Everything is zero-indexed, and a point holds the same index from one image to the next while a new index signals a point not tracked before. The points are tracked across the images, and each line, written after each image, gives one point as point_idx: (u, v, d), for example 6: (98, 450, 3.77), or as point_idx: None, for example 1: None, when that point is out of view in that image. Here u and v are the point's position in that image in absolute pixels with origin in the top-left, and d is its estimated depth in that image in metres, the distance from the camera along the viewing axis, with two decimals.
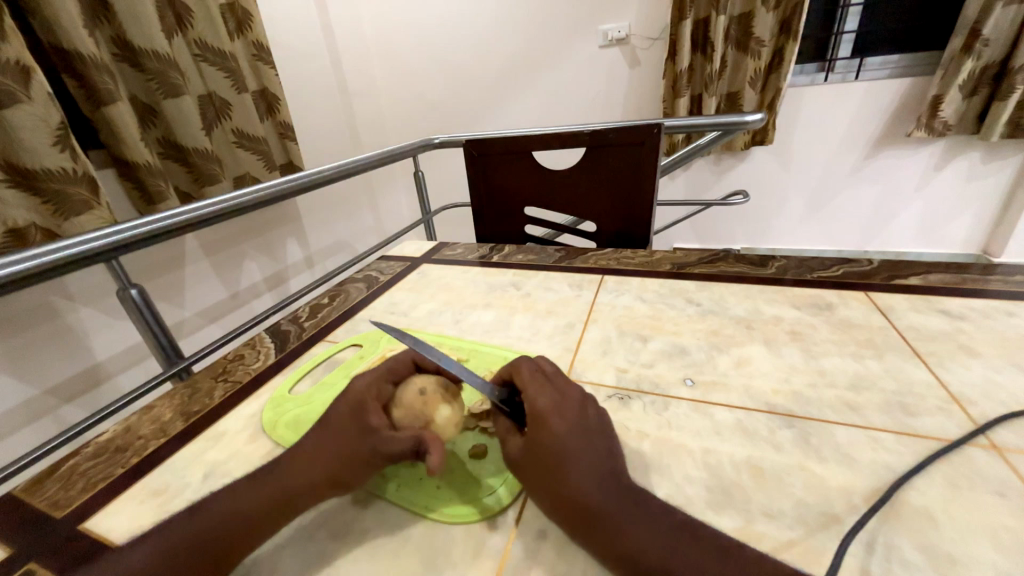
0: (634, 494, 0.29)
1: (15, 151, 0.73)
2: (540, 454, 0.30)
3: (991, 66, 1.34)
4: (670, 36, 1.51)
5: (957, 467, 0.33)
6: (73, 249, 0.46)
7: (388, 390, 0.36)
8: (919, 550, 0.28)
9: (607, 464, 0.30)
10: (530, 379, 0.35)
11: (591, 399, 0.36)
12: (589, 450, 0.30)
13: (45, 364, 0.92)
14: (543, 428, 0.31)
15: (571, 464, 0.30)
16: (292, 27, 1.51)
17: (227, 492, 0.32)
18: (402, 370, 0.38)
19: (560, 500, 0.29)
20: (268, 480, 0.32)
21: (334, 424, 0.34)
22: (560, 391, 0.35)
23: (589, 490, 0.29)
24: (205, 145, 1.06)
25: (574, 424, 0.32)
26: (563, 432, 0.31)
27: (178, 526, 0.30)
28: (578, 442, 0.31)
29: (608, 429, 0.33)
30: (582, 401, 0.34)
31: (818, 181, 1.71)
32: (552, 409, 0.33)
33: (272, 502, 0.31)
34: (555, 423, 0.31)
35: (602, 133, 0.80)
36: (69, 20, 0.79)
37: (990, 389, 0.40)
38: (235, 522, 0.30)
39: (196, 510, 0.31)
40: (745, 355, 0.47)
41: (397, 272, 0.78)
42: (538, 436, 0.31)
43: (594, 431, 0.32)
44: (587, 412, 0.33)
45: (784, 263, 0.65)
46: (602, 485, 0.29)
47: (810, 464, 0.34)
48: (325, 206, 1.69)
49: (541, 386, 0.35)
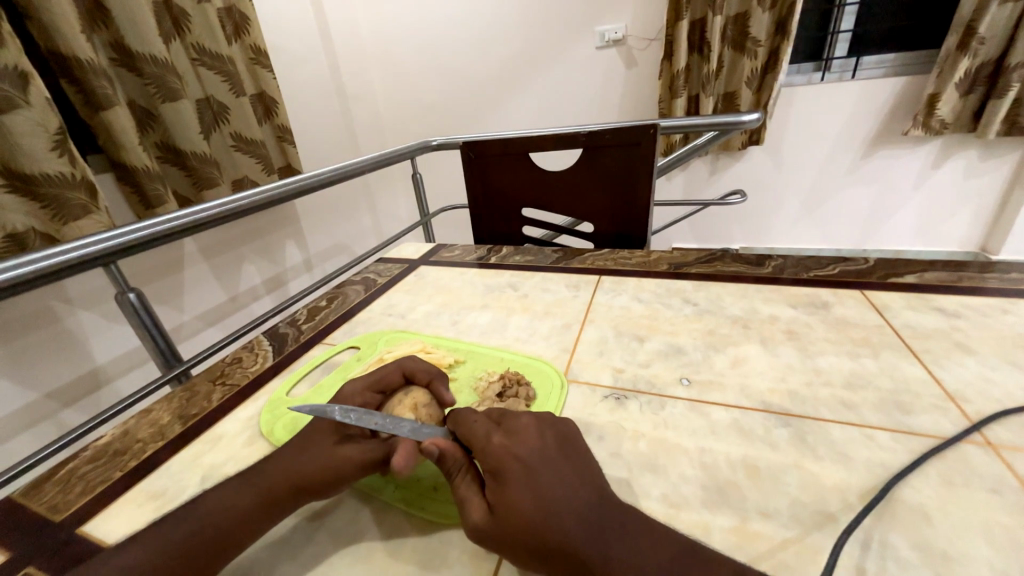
0: (618, 521, 0.28)
1: (15, 157, 0.74)
2: (509, 512, 0.28)
3: (986, 65, 1.35)
4: (667, 36, 1.52)
5: (951, 464, 0.33)
6: (71, 255, 0.46)
7: (375, 399, 0.40)
8: (914, 549, 0.28)
9: (582, 492, 0.29)
10: (475, 423, 0.34)
11: (549, 419, 0.35)
12: (558, 487, 0.29)
13: (45, 367, 0.92)
14: (508, 481, 0.29)
15: (545, 513, 0.27)
16: (290, 31, 1.51)
17: (220, 492, 0.32)
18: (391, 382, 0.41)
19: (544, 557, 0.26)
20: (261, 483, 0.33)
21: (316, 429, 0.36)
22: (511, 429, 0.33)
23: (571, 532, 0.27)
24: (203, 149, 1.06)
25: (534, 460, 0.30)
26: (528, 477, 0.29)
27: (170, 526, 0.30)
28: (547, 484, 0.29)
29: (569, 450, 0.32)
30: (538, 428, 0.33)
31: (816, 180, 1.72)
32: (513, 454, 0.31)
33: (262, 508, 0.32)
34: (516, 471, 0.30)
35: (599, 133, 0.80)
36: (67, 26, 0.80)
37: (985, 386, 0.40)
38: (228, 526, 0.30)
39: (189, 511, 0.31)
40: (741, 354, 0.47)
41: (395, 274, 0.78)
42: (502, 492, 0.29)
43: (557, 459, 0.31)
44: (544, 442, 0.32)
45: (781, 262, 0.65)
46: (581, 523, 0.27)
47: (806, 463, 0.34)
48: (324, 208, 1.69)
49: (491, 430, 0.33)
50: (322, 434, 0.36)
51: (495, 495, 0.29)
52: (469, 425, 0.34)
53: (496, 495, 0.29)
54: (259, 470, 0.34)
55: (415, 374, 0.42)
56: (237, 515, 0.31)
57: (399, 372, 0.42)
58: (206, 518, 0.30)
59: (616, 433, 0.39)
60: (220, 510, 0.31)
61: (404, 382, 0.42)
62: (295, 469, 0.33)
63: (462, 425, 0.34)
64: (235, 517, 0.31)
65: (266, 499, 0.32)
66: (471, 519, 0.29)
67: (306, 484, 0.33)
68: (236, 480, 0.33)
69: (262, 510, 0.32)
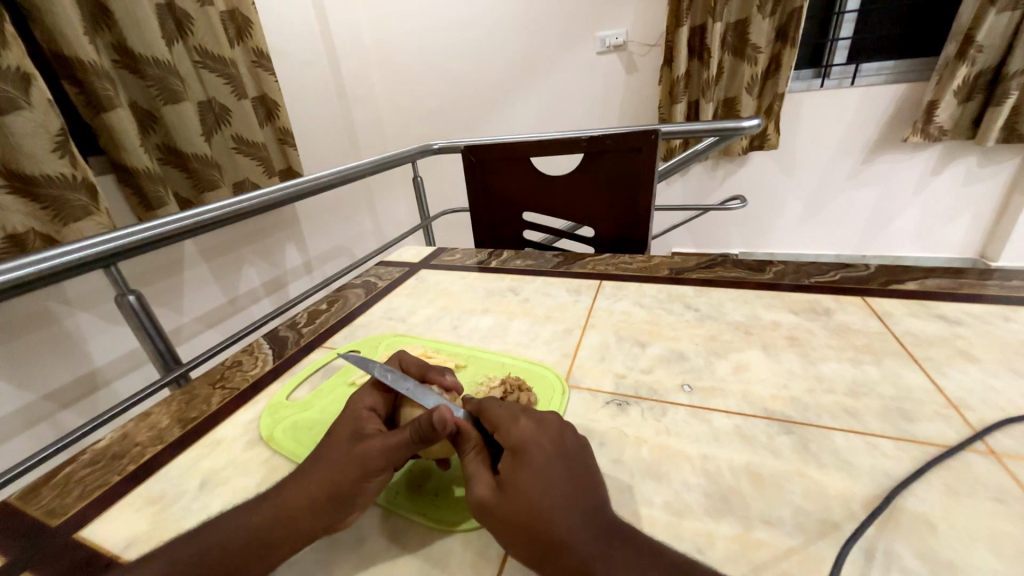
0: (620, 531, 0.28)
1: (16, 158, 0.74)
2: (518, 495, 0.28)
3: (985, 72, 1.36)
4: (668, 42, 1.53)
5: (955, 473, 0.33)
6: (75, 255, 0.46)
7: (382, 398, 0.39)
8: (920, 559, 0.28)
9: (586, 495, 0.29)
10: (501, 410, 0.34)
11: (569, 424, 0.35)
12: (568, 486, 0.29)
13: (43, 369, 0.92)
14: (524, 467, 0.29)
15: (552, 505, 0.28)
16: (293, 34, 1.52)
17: (231, 517, 0.32)
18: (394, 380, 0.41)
19: (540, 547, 0.27)
20: (274, 502, 0.32)
21: (330, 439, 0.35)
22: (538, 421, 0.33)
23: (572, 530, 0.27)
24: (204, 151, 1.06)
25: (552, 453, 0.31)
26: (545, 468, 0.29)
27: (180, 549, 0.30)
28: (560, 480, 0.29)
29: (584, 456, 0.32)
30: (560, 427, 0.33)
31: (816, 185, 1.72)
32: (534, 443, 0.31)
33: (275, 528, 0.31)
34: (535, 458, 0.30)
35: (600, 139, 0.81)
36: (70, 28, 0.80)
37: (988, 394, 0.40)
38: (240, 549, 0.30)
39: (196, 534, 0.31)
40: (743, 360, 0.47)
41: (395, 277, 0.78)
42: (515, 474, 0.29)
43: (572, 459, 0.31)
44: (564, 441, 0.32)
45: (782, 268, 0.65)
46: (584, 522, 0.27)
47: (808, 471, 0.34)
48: (324, 211, 1.70)
49: (517, 415, 0.33)
50: (338, 444, 0.34)
51: (509, 476, 0.29)
52: (496, 406, 0.35)
53: (509, 477, 0.29)
54: (272, 491, 0.33)
55: (409, 367, 0.42)
56: (248, 536, 0.30)
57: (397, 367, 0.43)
58: (215, 540, 0.30)
59: (617, 439, 0.39)
60: (230, 533, 0.31)
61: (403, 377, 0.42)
62: (312, 481, 0.32)
63: (487, 409, 0.35)
64: (244, 536, 0.30)
65: (278, 517, 0.31)
66: (476, 493, 0.30)
67: (326, 498, 0.31)
68: (248, 507, 0.32)
69: (276, 529, 0.31)
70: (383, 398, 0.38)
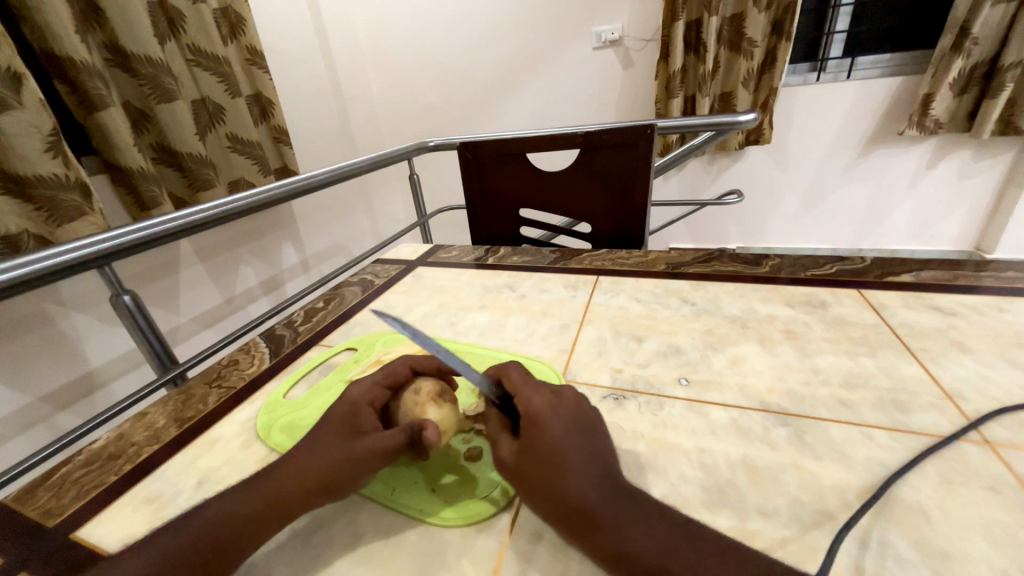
0: (632, 495, 0.28)
1: (8, 159, 0.73)
2: (535, 457, 0.30)
3: (980, 65, 1.36)
4: (664, 37, 1.52)
5: (949, 462, 0.33)
6: (68, 256, 0.46)
7: (384, 396, 0.38)
8: (914, 547, 0.28)
9: (603, 464, 0.30)
10: (520, 383, 0.35)
11: (585, 398, 0.35)
12: (582, 452, 0.30)
13: (40, 371, 0.91)
14: (539, 432, 0.31)
15: (568, 466, 0.29)
16: (287, 32, 1.51)
17: (222, 502, 0.31)
18: (399, 377, 0.39)
19: (557, 505, 0.28)
20: (266, 488, 0.32)
21: (326, 427, 0.35)
22: (556, 393, 0.35)
23: (586, 491, 0.28)
24: (199, 150, 1.05)
25: (566, 422, 0.31)
26: (560, 432, 0.31)
27: (171, 535, 0.29)
28: (576, 446, 0.30)
29: (599, 431, 0.32)
30: (577, 400, 0.34)
31: (812, 179, 1.72)
32: (549, 410, 0.32)
33: (265, 514, 0.31)
34: (550, 425, 0.31)
35: (596, 134, 0.80)
36: (61, 26, 0.79)
37: (982, 385, 0.40)
38: (231, 534, 0.30)
39: (187, 522, 0.30)
40: (739, 354, 0.47)
41: (393, 275, 0.78)
42: (533, 439, 0.30)
43: (588, 429, 0.32)
44: (579, 412, 0.33)
45: (778, 262, 0.65)
46: (598, 485, 0.28)
47: (804, 462, 0.34)
48: (321, 209, 1.69)
49: (535, 387, 0.34)
50: (334, 434, 0.35)
51: (526, 439, 0.31)
52: (511, 379, 0.36)
53: (527, 443, 0.31)
54: (264, 475, 0.33)
55: (422, 365, 0.41)
56: (240, 522, 0.30)
57: (406, 365, 0.40)
58: (207, 527, 0.30)
59: (614, 433, 0.39)
60: (221, 517, 0.30)
61: (411, 374, 0.40)
62: (304, 472, 0.32)
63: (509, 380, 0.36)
64: (236, 520, 0.30)
65: (271, 502, 0.31)
66: (500, 459, 0.32)
67: (318, 489, 0.32)
68: (240, 490, 0.32)
69: (267, 515, 0.31)
70: (384, 394, 0.38)
